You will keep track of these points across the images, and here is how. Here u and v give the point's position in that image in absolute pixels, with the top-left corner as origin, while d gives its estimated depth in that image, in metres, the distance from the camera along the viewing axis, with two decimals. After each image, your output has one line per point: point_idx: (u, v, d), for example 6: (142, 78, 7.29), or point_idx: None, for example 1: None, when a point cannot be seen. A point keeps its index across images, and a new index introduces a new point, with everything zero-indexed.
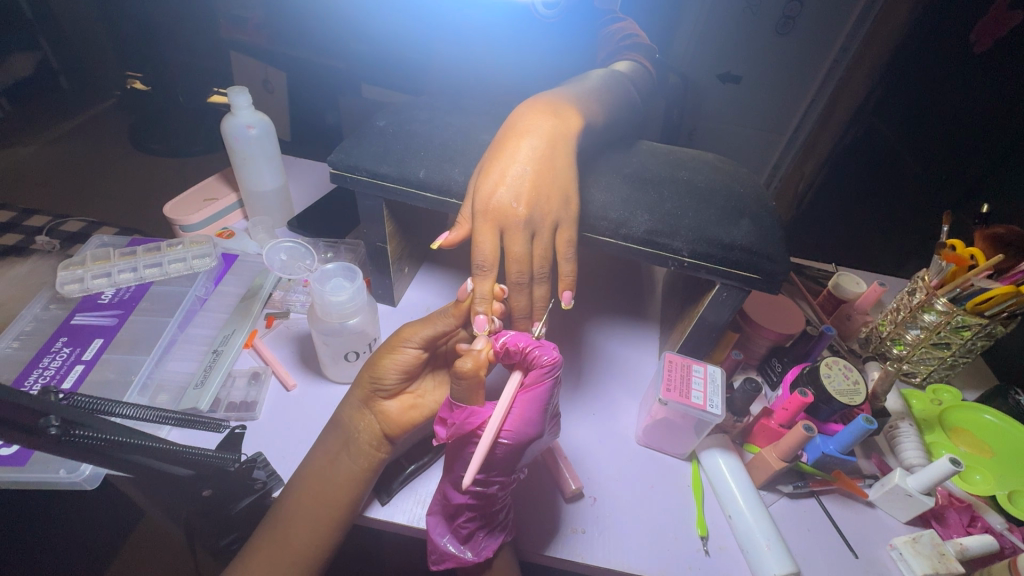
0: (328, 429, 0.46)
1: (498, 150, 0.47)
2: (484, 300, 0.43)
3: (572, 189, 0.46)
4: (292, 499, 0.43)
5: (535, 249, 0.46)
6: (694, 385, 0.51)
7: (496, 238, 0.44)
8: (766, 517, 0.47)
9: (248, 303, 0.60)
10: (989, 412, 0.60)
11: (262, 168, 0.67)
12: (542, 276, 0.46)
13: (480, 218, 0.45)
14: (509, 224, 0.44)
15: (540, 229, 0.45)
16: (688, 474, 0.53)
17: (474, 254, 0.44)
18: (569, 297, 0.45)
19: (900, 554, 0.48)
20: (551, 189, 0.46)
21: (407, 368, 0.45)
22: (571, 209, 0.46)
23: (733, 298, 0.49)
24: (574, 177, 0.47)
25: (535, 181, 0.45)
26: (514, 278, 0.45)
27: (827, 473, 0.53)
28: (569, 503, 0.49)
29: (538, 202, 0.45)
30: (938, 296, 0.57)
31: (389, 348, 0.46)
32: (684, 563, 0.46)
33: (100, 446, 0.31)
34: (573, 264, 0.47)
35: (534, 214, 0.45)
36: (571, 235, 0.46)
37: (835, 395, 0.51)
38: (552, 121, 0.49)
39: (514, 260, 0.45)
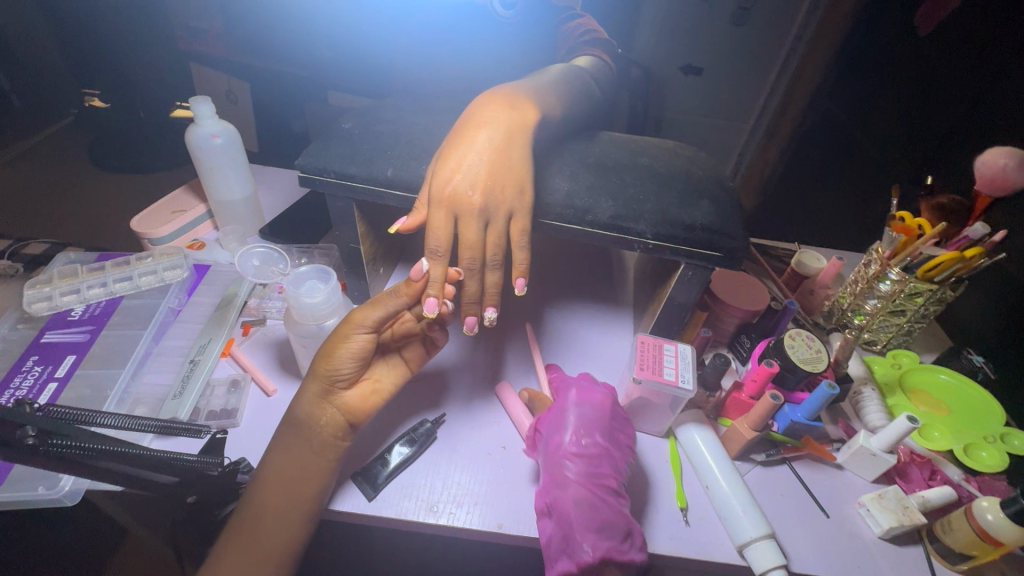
0: (279, 429, 0.46)
1: (454, 140, 0.48)
2: (435, 285, 0.45)
3: (527, 179, 0.47)
4: (257, 498, 0.42)
5: (487, 238, 0.46)
6: (666, 362, 0.53)
7: (449, 223, 0.45)
8: (741, 485, 0.50)
9: (224, 311, 0.60)
10: (944, 372, 0.64)
11: (230, 177, 0.67)
12: (495, 263, 0.47)
13: (435, 205, 0.45)
14: (463, 211, 0.45)
15: (494, 218, 0.46)
16: (666, 451, 0.55)
17: (427, 240, 0.45)
18: (522, 285, 0.46)
19: (868, 511, 0.51)
20: (505, 179, 0.46)
21: (356, 354, 0.45)
22: (525, 199, 0.47)
23: (698, 277, 0.52)
24: (529, 168, 0.48)
25: (490, 172, 0.46)
26: (466, 264, 0.46)
27: (797, 440, 0.55)
28: None
29: (493, 193, 0.46)
30: (891, 267, 0.61)
31: (341, 336, 0.45)
32: (668, 535, 0.48)
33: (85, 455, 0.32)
34: (527, 252, 0.47)
35: (489, 203, 0.46)
36: (525, 224, 0.47)
37: (799, 364, 0.53)
38: (508, 113, 0.49)
39: (467, 247, 0.46)
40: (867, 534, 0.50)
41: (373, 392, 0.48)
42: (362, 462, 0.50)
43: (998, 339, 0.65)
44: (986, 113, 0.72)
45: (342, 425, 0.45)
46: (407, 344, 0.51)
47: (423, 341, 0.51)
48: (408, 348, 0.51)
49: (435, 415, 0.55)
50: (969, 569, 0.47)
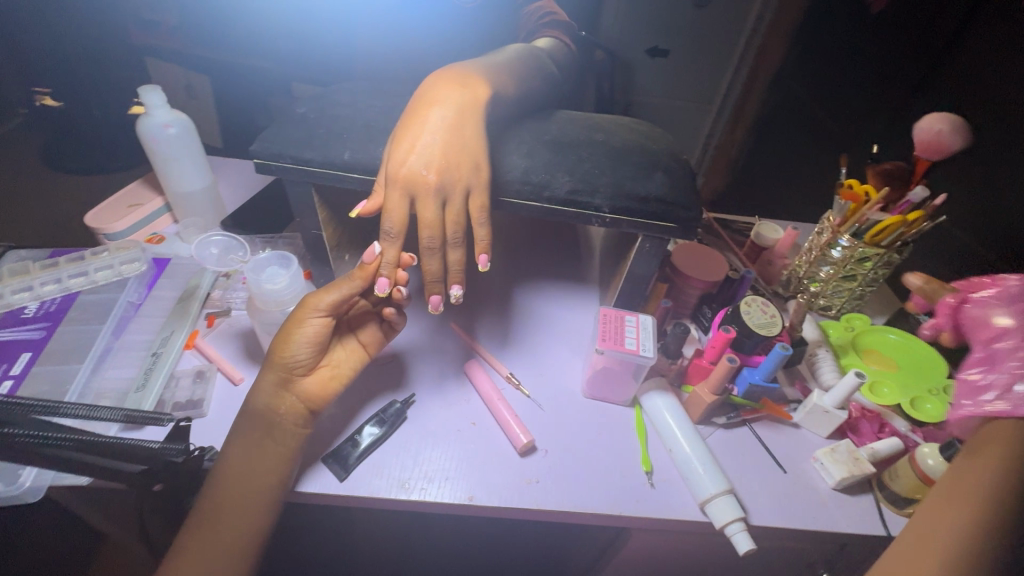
0: (241, 418, 0.46)
1: (405, 120, 0.46)
2: (388, 266, 0.45)
3: (482, 156, 0.46)
4: (223, 484, 0.43)
5: (447, 217, 0.45)
6: (627, 332, 0.54)
7: (406, 206, 0.44)
8: (702, 446, 0.52)
9: (186, 303, 0.59)
10: (893, 331, 0.67)
11: (187, 168, 0.66)
12: (455, 241, 0.46)
13: (390, 187, 0.44)
14: (420, 192, 0.44)
15: (452, 196, 0.45)
16: (632, 419, 0.57)
17: (381, 222, 0.44)
18: (486, 261, 0.46)
19: (822, 464, 0.54)
20: (460, 157, 0.45)
21: (312, 340, 0.45)
22: (482, 175, 0.46)
23: (655, 248, 0.54)
24: (484, 146, 0.46)
25: (443, 152, 0.45)
26: (427, 244, 0.45)
27: (755, 402, 0.58)
28: (522, 457, 0.52)
29: (449, 172, 0.44)
30: (841, 233, 0.64)
31: (296, 321, 0.46)
32: (632, 497, 0.50)
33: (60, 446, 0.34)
34: (489, 229, 0.46)
35: (445, 181, 0.45)
36: (483, 200, 0.46)
37: (754, 329, 0.56)
38: (457, 91, 0.48)
39: (426, 227, 0.44)
40: (821, 485, 0.53)
41: (332, 376, 0.48)
42: (331, 445, 0.50)
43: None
44: (931, 84, 0.74)
45: (305, 412, 0.46)
46: (364, 327, 0.51)
47: (381, 323, 0.51)
48: (365, 331, 0.51)
49: (405, 396, 0.55)
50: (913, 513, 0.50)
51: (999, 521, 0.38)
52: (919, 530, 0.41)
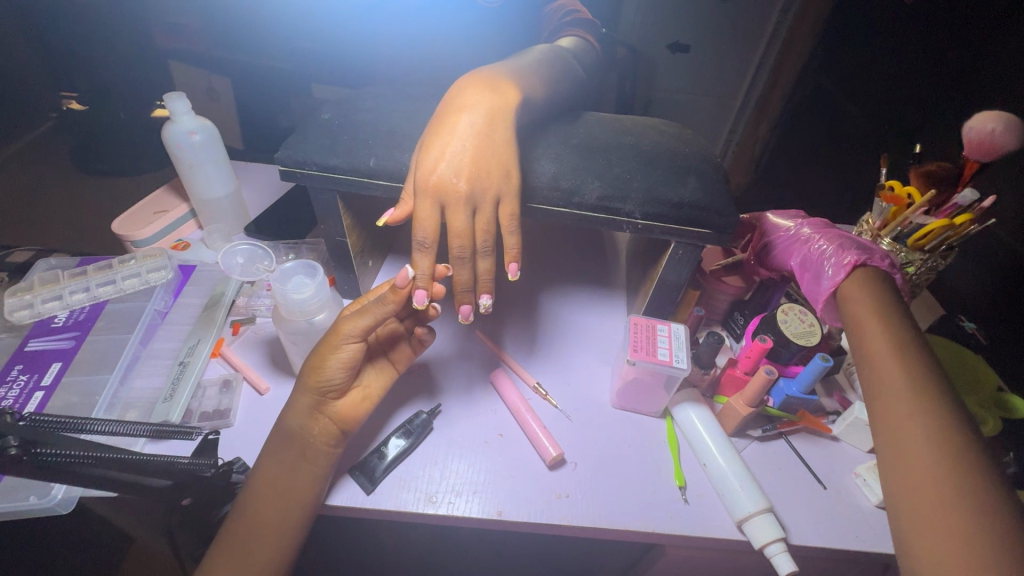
0: (273, 434, 0.45)
1: (434, 127, 0.44)
2: (424, 280, 0.43)
3: (512, 162, 0.44)
4: (255, 500, 0.42)
5: (477, 225, 0.44)
6: (659, 342, 0.52)
7: (436, 215, 0.42)
8: (737, 460, 0.50)
9: (212, 311, 0.59)
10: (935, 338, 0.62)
11: (212, 174, 0.66)
12: (486, 250, 0.44)
13: (421, 194, 0.42)
14: (450, 200, 0.42)
15: (482, 204, 0.43)
16: (663, 431, 0.55)
17: (414, 231, 0.42)
18: (516, 270, 0.44)
19: (864, 481, 0.51)
20: (489, 165, 0.43)
21: (348, 362, 0.44)
22: (512, 183, 0.44)
23: (689, 254, 0.52)
24: (514, 152, 0.44)
25: (474, 159, 0.43)
26: (456, 254, 0.43)
27: (792, 414, 0.56)
28: (551, 471, 0.51)
29: (479, 180, 0.43)
30: (883, 237, 0.61)
31: (329, 347, 0.44)
32: (666, 513, 0.48)
33: (93, 462, 0.33)
34: (519, 236, 0.44)
35: (475, 189, 0.43)
36: (515, 207, 0.44)
37: (792, 338, 0.54)
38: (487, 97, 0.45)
39: (456, 236, 0.43)
40: (864, 503, 0.51)
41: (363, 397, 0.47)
42: (358, 456, 0.50)
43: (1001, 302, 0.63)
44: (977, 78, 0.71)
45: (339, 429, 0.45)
46: (393, 345, 0.51)
47: (410, 341, 0.52)
48: (395, 349, 0.51)
49: (430, 406, 0.54)
50: None
51: (927, 391, 0.41)
52: (889, 447, 0.40)
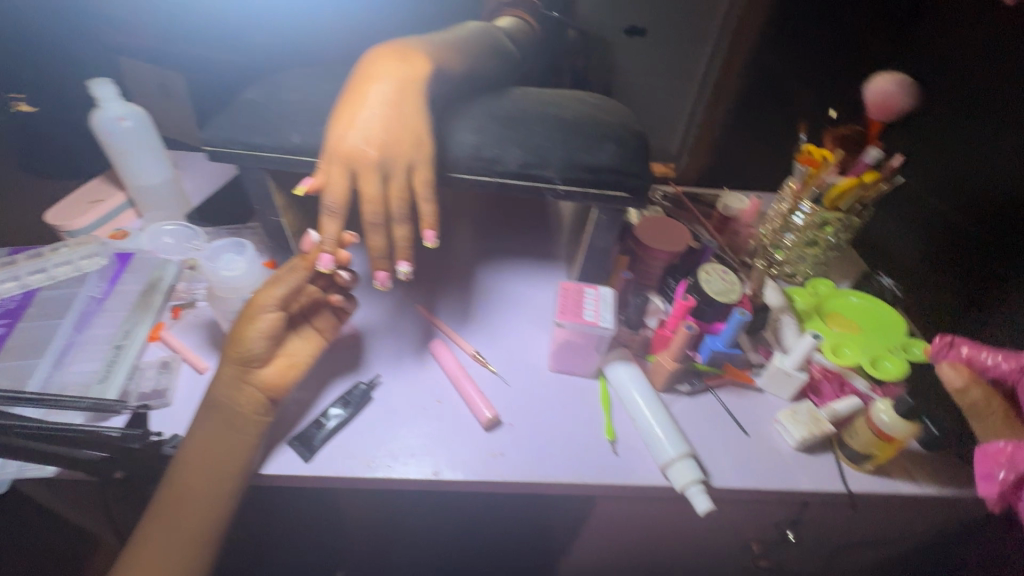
0: (201, 407, 0.46)
1: (347, 93, 0.45)
2: (330, 244, 0.47)
3: (425, 131, 0.45)
4: (186, 468, 0.43)
5: (390, 192, 0.45)
6: (587, 304, 0.54)
7: (347, 180, 0.44)
8: (662, 411, 0.53)
9: (149, 296, 0.59)
10: (855, 295, 0.66)
11: (146, 161, 0.65)
12: (401, 217, 0.46)
13: (332, 159, 0.44)
14: (360, 167, 0.44)
15: (393, 172, 0.44)
16: (597, 390, 0.57)
17: (323, 197, 0.45)
18: (433, 237, 0.46)
19: (781, 426, 0.55)
20: (400, 133, 0.44)
21: (268, 330, 0.46)
22: (425, 151, 0.45)
23: (610, 218, 0.55)
24: (428, 121, 0.45)
25: (384, 127, 0.43)
26: (370, 218, 0.45)
27: (719, 368, 0.59)
28: (487, 432, 0.53)
29: (389, 147, 0.44)
30: (803, 200, 0.65)
31: (247, 319, 0.46)
32: (596, 466, 0.51)
33: (31, 432, 0.39)
34: (435, 204, 0.46)
35: (386, 157, 0.44)
36: (428, 175, 0.45)
37: (714, 296, 0.57)
38: (398, 62, 0.46)
39: (368, 201, 0.44)
40: (784, 447, 0.54)
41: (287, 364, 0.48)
42: (296, 427, 0.51)
43: (927, 267, 0.64)
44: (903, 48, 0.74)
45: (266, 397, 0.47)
46: (317, 315, 0.52)
47: (334, 311, 0.53)
48: (319, 318, 0.52)
49: (369, 376, 0.56)
50: (872, 468, 0.52)
51: None
52: None
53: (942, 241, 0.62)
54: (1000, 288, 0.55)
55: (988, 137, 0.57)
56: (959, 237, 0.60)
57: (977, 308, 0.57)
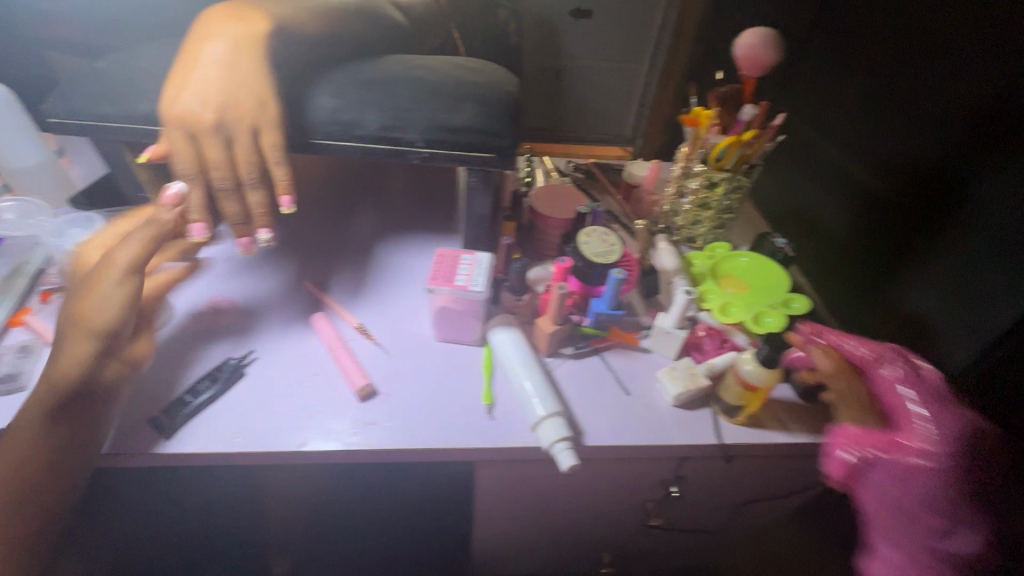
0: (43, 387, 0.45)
1: (182, 58, 0.48)
2: (195, 210, 0.50)
3: (266, 93, 0.47)
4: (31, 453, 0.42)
5: (237, 156, 0.48)
6: (461, 270, 0.54)
7: (190, 144, 0.47)
8: (538, 373, 0.53)
9: (15, 280, 0.57)
10: (745, 255, 0.67)
11: (13, 142, 0.63)
12: (251, 181, 0.49)
13: (172, 125, 0.47)
14: (200, 131, 0.47)
15: (236, 134, 0.47)
16: (481, 357, 0.57)
17: (175, 162, 0.48)
18: (288, 202, 0.49)
19: (660, 383, 0.55)
20: (239, 96, 0.47)
21: (114, 274, 0.47)
22: (268, 113, 0.47)
23: (480, 182, 0.54)
24: (270, 84, 0.48)
25: (221, 90, 0.46)
26: (220, 185, 0.49)
27: (604, 331, 0.59)
28: (361, 403, 0.52)
29: (228, 109, 0.46)
30: (693, 162, 0.65)
31: (97, 288, 0.47)
32: (469, 430, 0.50)
33: None
34: (286, 167, 0.49)
35: (225, 118, 0.47)
36: (276, 139, 0.48)
37: (591, 258, 0.57)
38: (233, 26, 0.48)
39: (215, 168, 0.48)
40: (663, 405, 0.54)
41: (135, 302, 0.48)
42: (158, 405, 0.49)
43: (882, 233, 0.63)
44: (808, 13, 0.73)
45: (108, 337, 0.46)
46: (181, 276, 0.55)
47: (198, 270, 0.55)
48: None
49: (243, 353, 0.55)
50: (745, 420, 0.53)
51: None
52: None
53: (876, 210, 0.63)
54: (937, 249, 0.56)
55: (939, 92, 0.55)
56: (890, 200, 0.61)
57: (917, 270, 0.58)
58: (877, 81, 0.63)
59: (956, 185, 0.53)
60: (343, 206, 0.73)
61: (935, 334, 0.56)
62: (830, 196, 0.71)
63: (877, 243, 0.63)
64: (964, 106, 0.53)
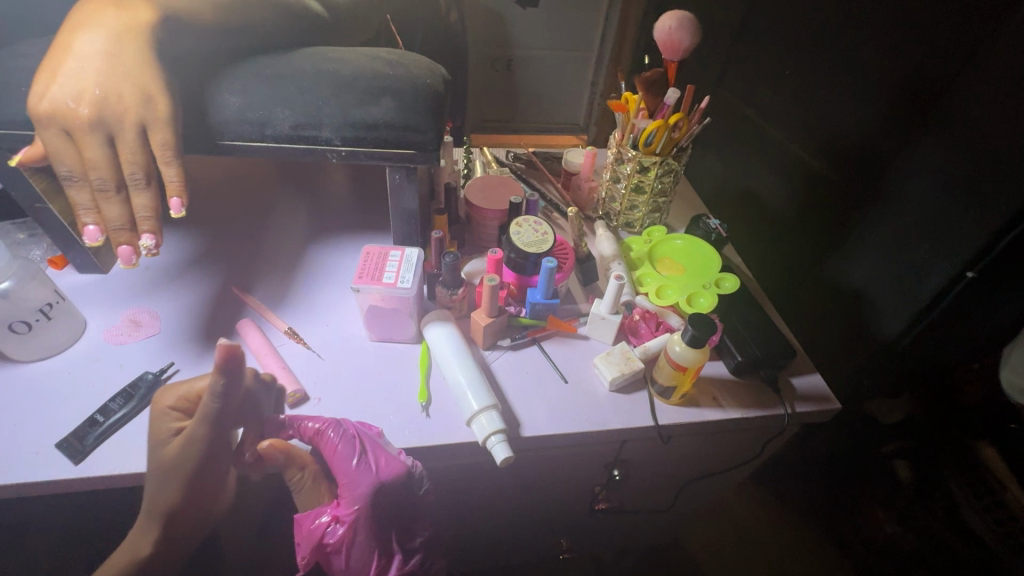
0: None
1: (54, 49, 0.44)
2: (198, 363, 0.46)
3: (152, 86, 0.44)
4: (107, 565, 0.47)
5: (120, 153, 0.45)
6: (389, 266, 0.53)
7: (68, 143, 0.44)
8: (472, 367, 0.52)
9: None
10: (680, 237, 0.67)
11: None
12: (136, 182, 0.45)
13: (42, 121, 0.43)
14: (75, 129, 0.43)
15: (120, 131, 0.44)
16: (418, 354, 0.56)
17: (56, 166, 0.45)
18: (180, 206, 0.46)
19: (598, 369, 0.55)
20: (122, 89, 0.43)
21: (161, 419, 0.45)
22: (157, 109, 0.44)
23: (405, 177, 0.53)
24: (159, 79, 0.45)
25: (99, 84, 0.43)
26: (98, 186, 0.45)
27: (542, 321, 0.59)
28: (291, 410, 0.50)
29: (109, 106, 0.43)
30: (625, 147, 0.66)
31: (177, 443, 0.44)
32: (403, 430, 0.49)
33: None
34: (179, 168, 0.46)
35: (105, 116, 0.43)
36: (165, 136, 0.45)
37: (523, 248, 0.56)
38: (111, 15, 0.44)
39: (91, 167, 0.44)
40: (601, 390, 0.54)
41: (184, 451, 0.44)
42: (68, 428, 0.47)
43: (811, 210, 0.66)
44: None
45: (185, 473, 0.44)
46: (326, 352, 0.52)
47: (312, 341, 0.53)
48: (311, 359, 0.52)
49: (162, 366, 0.52)
50: (679, 400, 0.54)
51: None
52: None
53: (806, 187, 0.66)
54: (863, 222, 0.59)
55: (859, 72, 0.58)
56: (818, 178, 0.64)
57: (846, 245, 0.62)
58: (804, 64, 0.65)
59: (881, 160, 0.56)
60: (273, 208, 0.71)
61: (868, 304, 0.59)
62: (763, 176, 0.74)
63: (809, 218, 0.67)
64: (880, 86, 0.55)
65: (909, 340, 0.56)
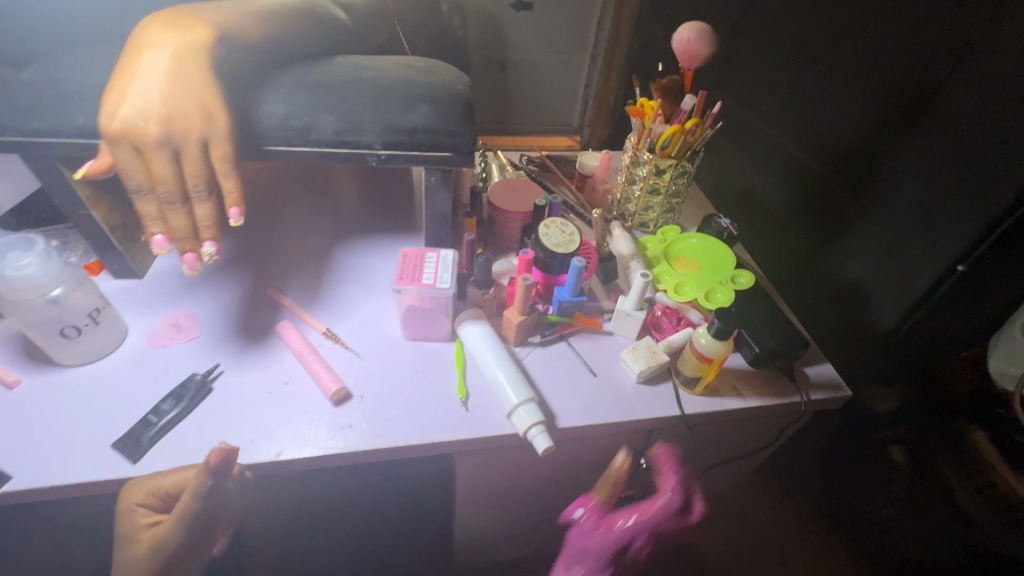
0: None
1: (120, 68, 0.46)
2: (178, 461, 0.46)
3: (213, 103, 0.46)
4: None
5: (185, 168, 0.47)
6: (426, 267, 0.55)
7: (137, 158, 0.46)
8: (510, 364, 0.55)
9: None
10: (694, 236, 0.71)
11: None
12: (199, 194, 0.48)
13: (111, 139, 0.45)
14: (143, 145, 0.45)
15: (185, 147, 0.46)
16: (453, 352, 0.58)
17: (125, 180, 0.47)
18: (237, 214, 0.50)
19: (626, 363, 0.58)
20: (185, 108, 0.45)
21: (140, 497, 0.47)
22: (217, 125, 0.46)
23: (440, 181, 0.55)
24: (217, 94, 0.46)
25: (163, 101, 0.44)
26: (165, 199, 0.47)
27: (568, 317, 0.62)
28: (336, 407, 0.52)
29: (174, 124, 0.45)
30: (641, 151, 0.68)
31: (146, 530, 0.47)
32: (445, 424, 0.52)
33: None
34: (235, 179, 0.49)
35: (171, 133, 0.45)
36: (226, 150, 0.47)
37: (551, 249, 0.59)
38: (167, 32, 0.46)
39: (160, 182, 0.47)
40: (628, 382, 0.57)
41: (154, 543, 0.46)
42: (124, 429, 0.48)
43: (808, 207, 0.70)
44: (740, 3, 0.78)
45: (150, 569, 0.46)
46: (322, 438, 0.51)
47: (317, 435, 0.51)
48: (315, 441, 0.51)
49: (209, 367, 0.54)
50: (703, 390, 0.57)
51: None
52: None
53: (802, 186, 0.70)
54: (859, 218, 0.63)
55: (852, 77, 0.61)
56: (814, 177, 0.68)
57: (842, 242, 0.65)
58: (800, 68, 0.69)
59: (874, 159, 0.60)
60: (297, 211, 0.72)
61: (866, 295, 0.63)
62: (761, 175, 0.77)
63: (806, 216, 0.70)
64: (876, 90, 0.59)
65: (906, 329, 0.60)
